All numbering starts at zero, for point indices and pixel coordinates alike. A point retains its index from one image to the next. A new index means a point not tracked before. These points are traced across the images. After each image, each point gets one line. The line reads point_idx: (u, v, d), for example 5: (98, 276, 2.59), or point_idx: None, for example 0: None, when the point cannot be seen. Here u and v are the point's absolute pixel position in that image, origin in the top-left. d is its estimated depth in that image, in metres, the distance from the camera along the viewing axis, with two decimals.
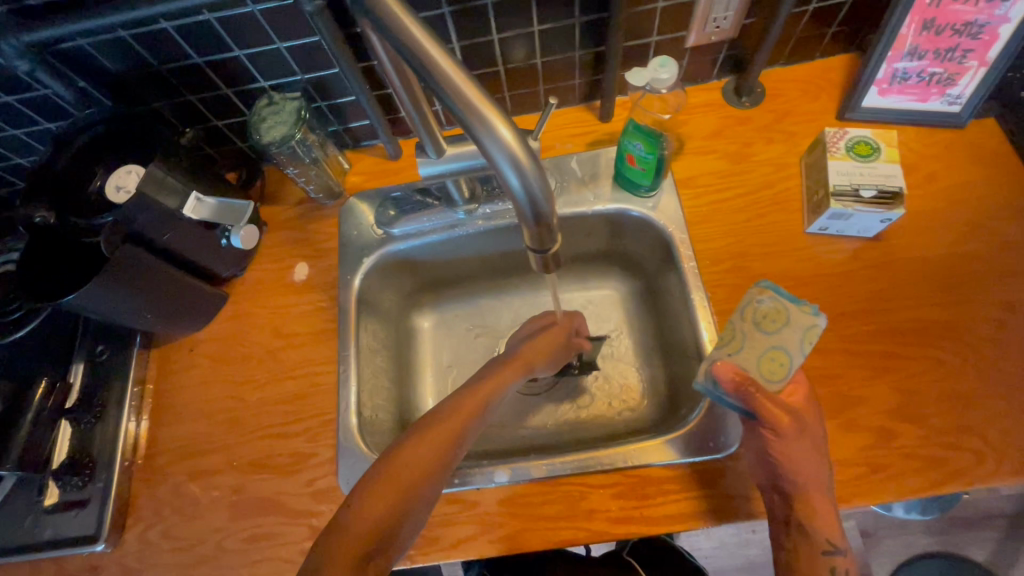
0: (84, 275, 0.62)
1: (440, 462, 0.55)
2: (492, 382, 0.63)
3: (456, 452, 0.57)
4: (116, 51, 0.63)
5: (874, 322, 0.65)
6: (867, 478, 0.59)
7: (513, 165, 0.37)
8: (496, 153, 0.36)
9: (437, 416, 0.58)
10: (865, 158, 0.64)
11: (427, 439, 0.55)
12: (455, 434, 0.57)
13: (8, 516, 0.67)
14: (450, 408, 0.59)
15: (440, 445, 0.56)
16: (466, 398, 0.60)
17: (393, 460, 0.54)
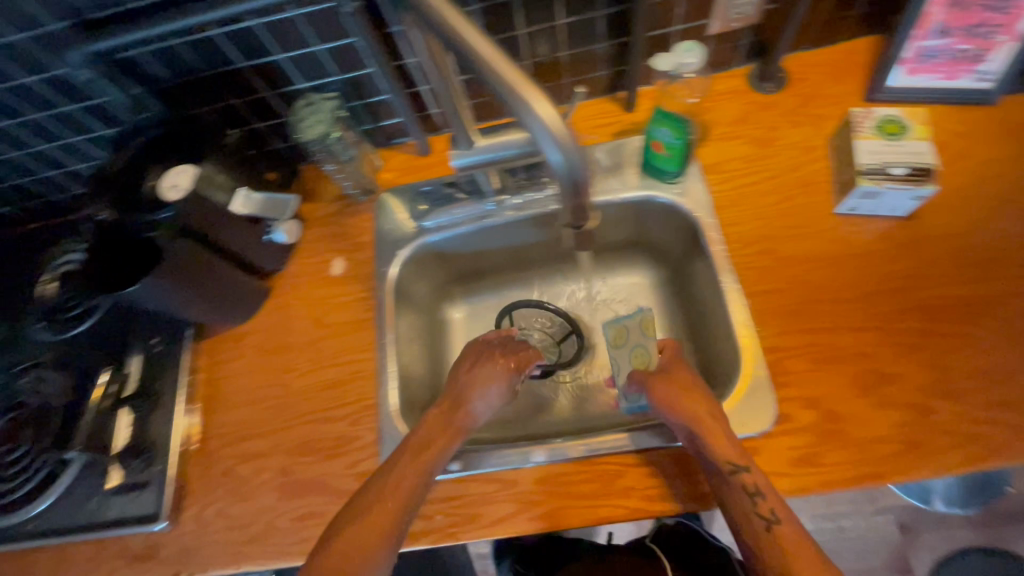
0: (147, 264, 0.66)
1: (386, 537, 0.57)
2: (432, 432, 0.65)
3: (406, 519, 0.59)
4: (168, 59, 0.68)
5: (909, 300, 0.65)
6: (906, 454, 0.59)
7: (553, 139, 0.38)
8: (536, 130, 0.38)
9: (377, 497, 0.59)
10: (894, 136, 0.64)
11: (368, 520, 0.58)
12: (400, 507, 0.59)
13: (75, 497, 0.72)
14: (389, 487, 0.60)
15: (383, 525, 0.58)
16: (411, 460, 0.62)
17: (346, 543, 0.56)
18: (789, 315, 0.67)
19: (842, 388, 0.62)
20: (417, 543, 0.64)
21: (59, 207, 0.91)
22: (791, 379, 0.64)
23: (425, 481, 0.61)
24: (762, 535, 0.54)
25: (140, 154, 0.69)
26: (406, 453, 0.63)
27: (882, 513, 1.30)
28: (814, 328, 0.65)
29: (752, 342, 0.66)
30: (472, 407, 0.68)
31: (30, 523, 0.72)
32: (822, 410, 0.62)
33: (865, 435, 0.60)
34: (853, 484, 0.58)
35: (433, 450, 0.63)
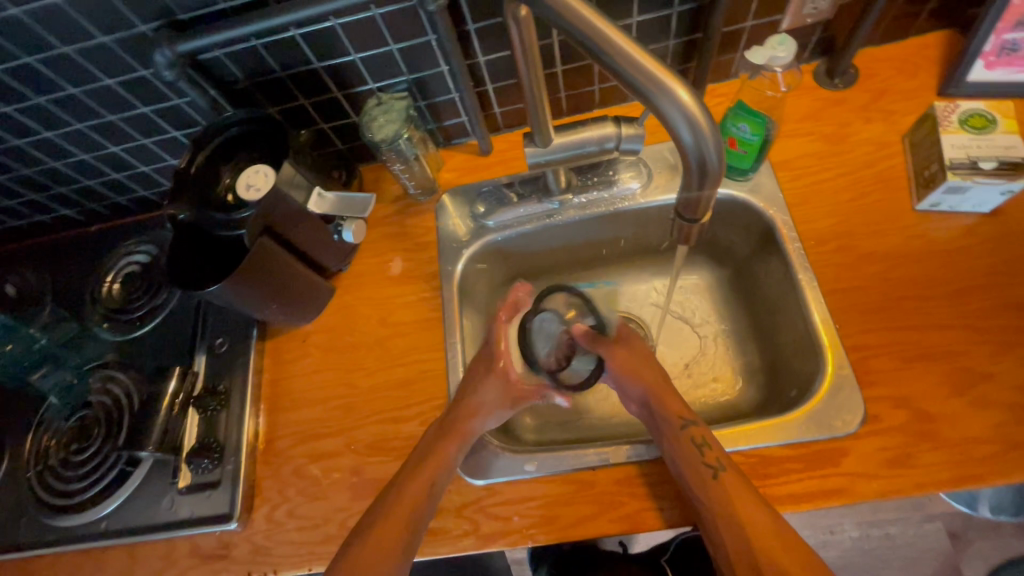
0: (229, 263, 0.67)
1: (397, 551, 0.59)
2: (447, 442, 0.65)
3: (416, 531, 0.61)
4: (244, 59, 0.69)
5: (998, 297, 0.63)
6: (1004, 456, 0.57)
7: (692, 127, 0.40)
8: (677, 119, 0.40)
9: (386, 512, 0.61)
10: (981, 130, 0.64)
11: (378, 533, 0.60)
12: (410, 518, 0.61)
13: (146, 496, 0.72)
14: (398, 502, 0.62)
15: (394, 539, 0.60)
16: (419, 473, 0.63)
17: (361, 555, 0.59)
18: (872, 312, 0.65)
19: (933, 388, 0.61)
20: (494, 544, 0.64)
21: (121, 209, 0.93)
22: (878, 378, 0.62)
23: (434, 493, 0.63)
24: (748, 554, 0.54)
25: (216, 155, 0.70)
26: (415, 464, 0.64)
27: (931, 521, 1.26)
28: (900, 327, 0.64)
29: (834, 340, 0.65)
30: (475, 420, 0.67)
31: (101, 523, 0.72)
32: (913, 410, 0.60)
33: (960, 436, 0.58)
34: (950, 485, 0.57)
35: (439, 460, 0.64)
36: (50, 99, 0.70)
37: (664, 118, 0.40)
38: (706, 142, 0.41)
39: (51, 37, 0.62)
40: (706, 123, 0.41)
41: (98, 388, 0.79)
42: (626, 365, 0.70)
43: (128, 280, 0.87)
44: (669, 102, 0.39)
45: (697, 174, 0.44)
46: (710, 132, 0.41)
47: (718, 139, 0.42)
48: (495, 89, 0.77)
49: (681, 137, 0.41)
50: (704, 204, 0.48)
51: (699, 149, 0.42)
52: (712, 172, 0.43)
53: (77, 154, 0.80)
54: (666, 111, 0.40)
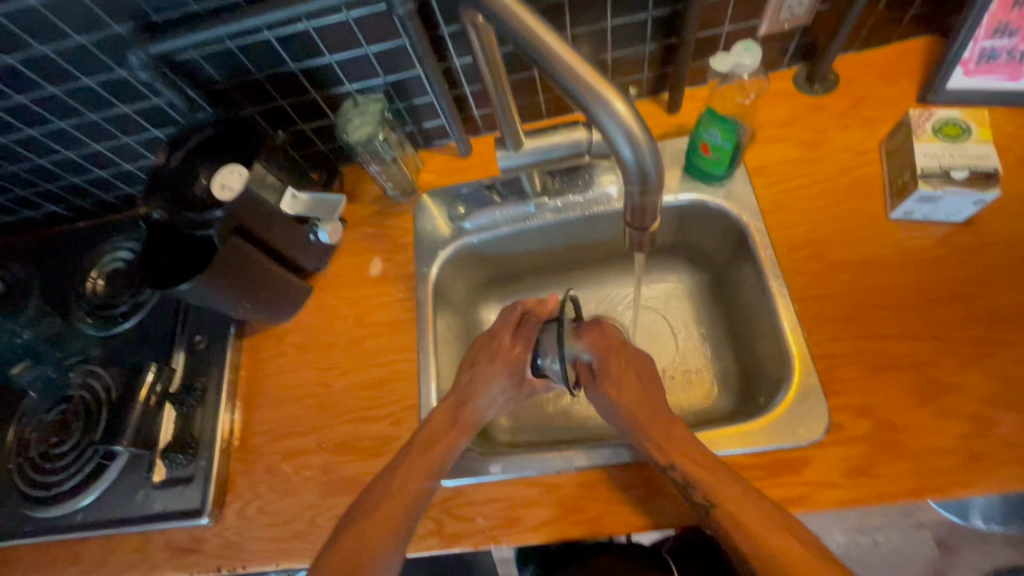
0: (201, 261, 0.67)
1: (398, 531, 0.60)
2: (450, 426, 0.67)
3: (414, 514, 0.62)
4: (221, 60, 0.70)
5: (968, 307, 0.63)
6: (966, 468, 0.57)
7: (628, 138, 0.42)
8: (613, 129, 0.42)
9: (384, 496, 0.62)
10: (954, 139, 0.63)
11: (378, 515, 0.60)
12: (409, 504, 0.61)
13: (121, 490, 0.73)
14: (395, 488, 0.62)
15: (394, 522, 0.60)
16: (419, 458, 0.64)
17: (360, 535, 0.59)
18: (842, 321, 0.65)
19: (898, 397, 0.61)
20: (458, 545, 0.64)
21: (109, 206, 0.94)
22: (844, 388, 0.62)
23: (432, 479, 0.63)
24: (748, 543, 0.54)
25: (191, 154, 0.70)
26: (416, 449, 0.65)
27: (919, 529, 1.24)
28: (868, 336, 0.64)
29: (801, 348, 0.65)
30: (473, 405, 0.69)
31: (77, 515, 0.73)
32: (877, 420, 0.60)
33: (922, 447, 0.58)
34: (911, 497, 0.57)
35: (441, 446, 0.65)
36: (31, 97, 0.71)
37: (602, 128, 0.42)
38: (643, 153, 0.43)
39: (29, 38, 0.63)
40: (642, 136, 0.43)
41: (79, 382, 0.80)
42: (630, 396, 0.67)
43: (112, 277, 0.88)
44: (605, 113, 0.41)
45: (637, 181, 0.46)
46: (647, 144, 0.43)
47: (654, 151, 0.44)
48: (472, 92, 0.78)
49: (620, 147, 0.43)
50: (649, 212, 0.50)
51: (636, 160, 0.44)
52: (651, 180, 0.46)
53: (61, 152, 0.81)
54: (604, 122, 0.42)
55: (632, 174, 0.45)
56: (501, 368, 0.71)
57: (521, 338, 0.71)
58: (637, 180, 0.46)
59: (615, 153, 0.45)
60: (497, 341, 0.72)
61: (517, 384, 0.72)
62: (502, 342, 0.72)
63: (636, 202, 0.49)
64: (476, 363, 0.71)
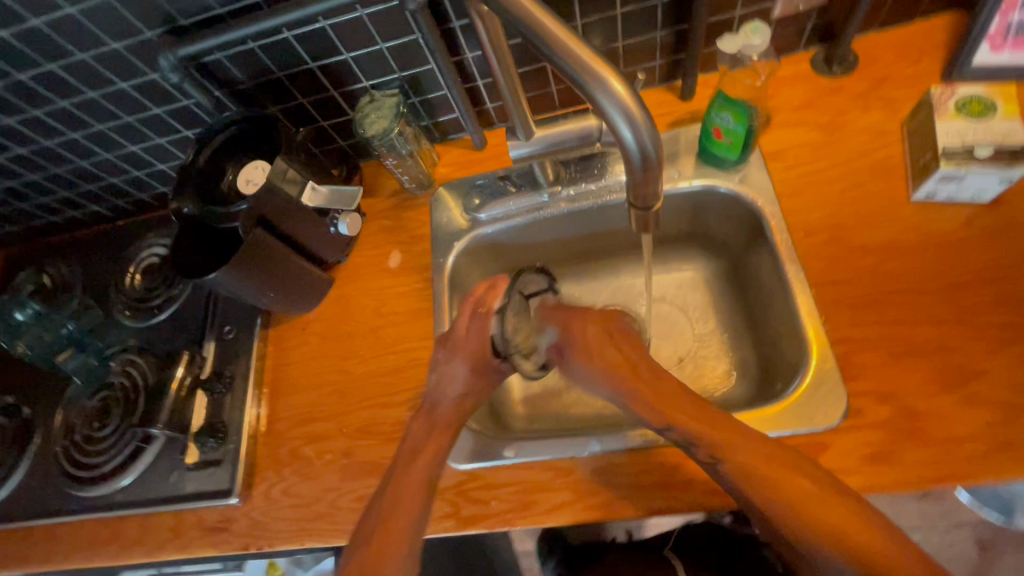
0: (227, 253, 0.72)
1: (406, 542, 0.59)
2: (434, 429, 0.67)
3: (421, 514, 0.61)
4: (244, 61, 0.73)
5: (996, 291, 0.61)
6: (993, 455, 0.55)
7: (627, 119, 0.43)
8: (612, 111, 0.43)
9: (390, 504, 0.61)
10: (978, 116, 0.61)
11: (382, 532, 0.60)
12: (415, 507, 0.61)
13: (157, 471, 0.78)
14: (398, 495, 0.62)
15: (400, 535, 0.60)
16: (408, 470, 0.64)
17: (372, 549, 0.59)
18: (862, 306, 0.64)
19: (921, 383, 0.59)
20: (473, 527, 0.65)
21: (145, 205, 0.99)
22: (863, 373, 0.61)
23: (425, 491, 0.62)
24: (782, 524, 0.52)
25: (219, 152, 0.74)
26: (402, 464, 0.64)
27: (957, 529, 1.19)
28: (889, 320, 0.62)
29: (820, 334, 0.63)
30: (448, 403, 0.68)
31: (118, 494, 0.78)
32: (898, 406, 0.59)
33: (947, 433, 0.57)
34: (933, 484, 0.55)
35: (426, 456, 0.64)
36: (71, 102, 0.76)
37: (601, 109, 0.43)
38: (642, 133, 0.44)
39: (69, 45, 0.68)
40: (641, 117, 0.43)
41: (118, 370, 0.85)
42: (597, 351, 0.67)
43: (148, 272, 0.93)
44: (603, 94, 0.42)
45: (638, 164, 0.47)
46: (646, 124, 0.44)
47: (653, 131, 0.44)
48: (485, 85, 0.79)
49: (619, 128, 0.44)
50: (652, 195, 0.50)
51: (636, 140, 0.44)
52: (651, 161, 0.46)
53: (101, 154, 0.86)
54: (603, 102, 0.43)
55: (633, 155, 0.46)
56: (462, 364, 0.69)
57: (474, 329, 0.69)
58: (639, 162, 0.47)
59: (615, 135, 0.46)
60: (456, 337, 0.69)
61: (481, 372, 0.70)
62: (458, 335, 0.69)
63: (639, 186, 0.49)
64: (440, 362, 0.69)
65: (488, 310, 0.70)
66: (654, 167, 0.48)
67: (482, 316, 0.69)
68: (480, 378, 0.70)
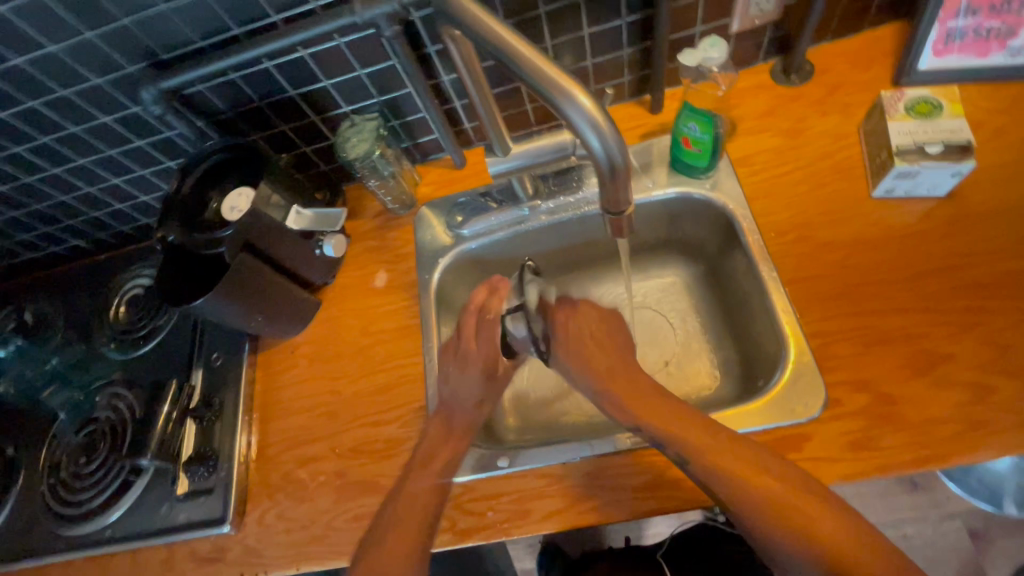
0: (211, 279, 0.72)
1: (412, 555, 0.60)
2: (448, 437, 0.68)
3: (429, 527, 0.62)
4: (226, 92, 0.75)
5: (956, 279, 0.64)
6: (965, 436, 0.57)
7: (595, 129, 0.45)
8: (580, 122, 0.45)
9: (398, 514, 0.63)
10: (927, 116, 0.65)
11: (389, 542, 0.61)
12: (423, 520, 0.62)
13: (147, 504, 0.76)
14: (405, 505, 0.63)
15: (406, 547, 0.61)
16: (421, 475, 0.65)
17: (379, 559, 0.60)
18: (833, 299, 0.66)
19: (893, 370, 0.61)
20: (470, 540, 0.65)
21: (128, 238, 0.99)
22: (839, 364, 0.63)
23: (435, 501, 0.64)
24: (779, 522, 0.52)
25: (203, 179, 0.75)
26: (414, 470, 0.66)
27: (949, 519, 1.21)
28: (859, 312, 0.65)
29: (795, 328, 0.66)
30: (462, 409, 0.70)
31: (106, 530, 0.76)
32: (873, 393, 0.61)
33: (922, 417, 0.59)
34: (911, 467, 0.57)
35: (438, 464, 0.66)
36: (53, 138, 0.77)
37: (569, 121, 0.46)
38: (609, 143, 0.46)
39: (51, 82, 0.69)
40: (608, 126, 0.45)
41: (105, 404, 0.84)
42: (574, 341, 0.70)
43: (132, 303, 0.93)
44: (570, 106, 0.44)
45: (608, 174, 0.49)
46: (613, 134, 0.46)
47: (620, 140, 0.47)
48: (462, 106, 0.82)
49: (587, 138, 0.46)
50: (623, 200, 0.53)
51: (604, 149, 0.47)
52: (620, 169, 0.48)
53: (83, 188, 0.87)
54: (571, 115, 0.45)
55: (602, 163, 0.48)
56: (475, 371, 0.71)
57: (484, 337, 0.71)
58: (608, 169, 0.49)
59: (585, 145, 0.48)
60: (463, 346, 0.71)
61: (491, 377, 0.72)
62: (467, 342, 0.71)
63: (610, 192, 0.51)
64: (451, 370, 0.71)
65: (495, 316, 0.71)
66: (622, 174, 0.50)
67: (489, 322, 0.70)
68: (492, 386, 0.73)
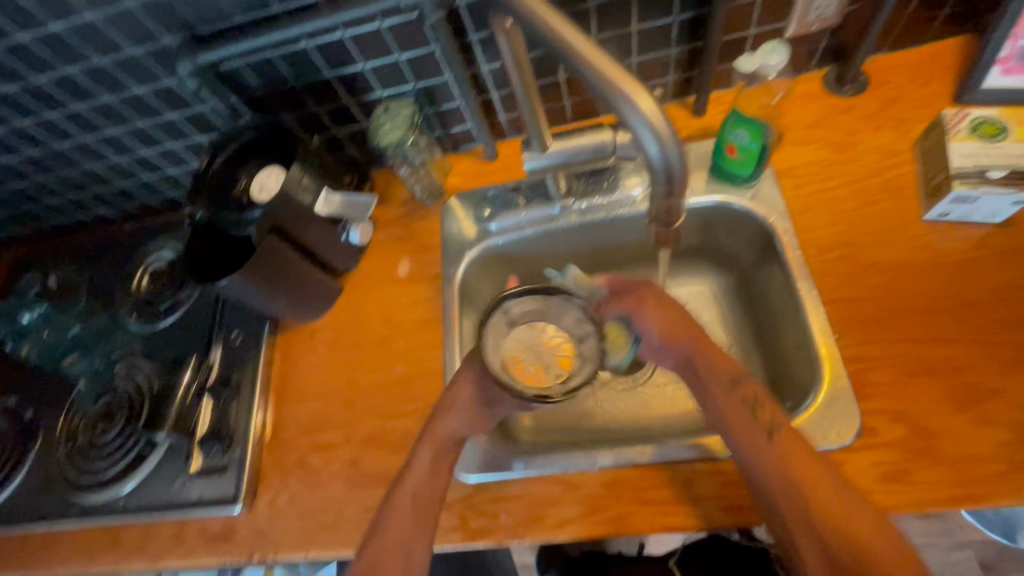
0: (239, 258, 0.72)
1: (398, 564, 0.59)
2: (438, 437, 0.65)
3: (420, 538, 0.60)
4: (262, 69, 0.74)
5: (1008, 311, 0.61)
6: (1007, 476, 0.55)
7: (655, 135, 0.43)
8: (639, 126, 0.43)
9: (384, 525, 0.61)
10: (991, 138, 0.62)
11: (373, 553, 0.60)
12: (408, 529, 0.60)
13: (161, 478, 0.77)
14: (394, 512, 0.61)
15: (392, 556, 0.59)
16: (406, 482, 0.63)
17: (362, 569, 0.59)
18: (875, 324, 0.64)
19: (934, 402, 0.59)
20: (481, 541, 0.65)
21: (153, 209, 0.99)
22: (875, 391, 0.61)
23: (419, 509, 0.61)
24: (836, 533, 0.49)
25: (234, 159, 0.74)
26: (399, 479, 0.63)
27: (960, 548, 1.18)
28: (901, 339, 0.62)
29: (832, 351, 0.63)
30: (453, 407, 0.66)
31: (120, 500, 0.77)
32: (911, 425, 0.59)
33: (962, 453, 0.57)
34: (946, 505, 0.55)
35: (421, 468, 0.63)
36: (87, 105, 0.76)
37: (626, 123, 0.43)
38: (667, 150, 0.44)
39: (88, 50, 0.68)
40: (668, 132, 0.43)
41: (123, 374, 0.85)
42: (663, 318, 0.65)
43: (153, 276, 0.93)
44: (631, 111, 0.42)
45: (663, 179, 0.47)
46: (672, 140, 0.44)
47: (679, 147, 0.45)
48: (499, 97, 0.79)
49: (645, 143, 0.44)
50: (675, 208, 0.51)
51: (663, 156, 0.45)
52: (676, 177, 0.46)
53: (112, 158, 0.86)
54: (630, 119, 0.43)
55: (658, 169, 0.46)
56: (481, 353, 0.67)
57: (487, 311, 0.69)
58: (662, 176, 0.47)
59: (640, 150, 0.46)
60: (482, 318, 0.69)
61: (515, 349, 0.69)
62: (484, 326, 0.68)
63: (661, 198, 0.49)
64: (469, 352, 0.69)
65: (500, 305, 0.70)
66: (678, 182, 0.48)
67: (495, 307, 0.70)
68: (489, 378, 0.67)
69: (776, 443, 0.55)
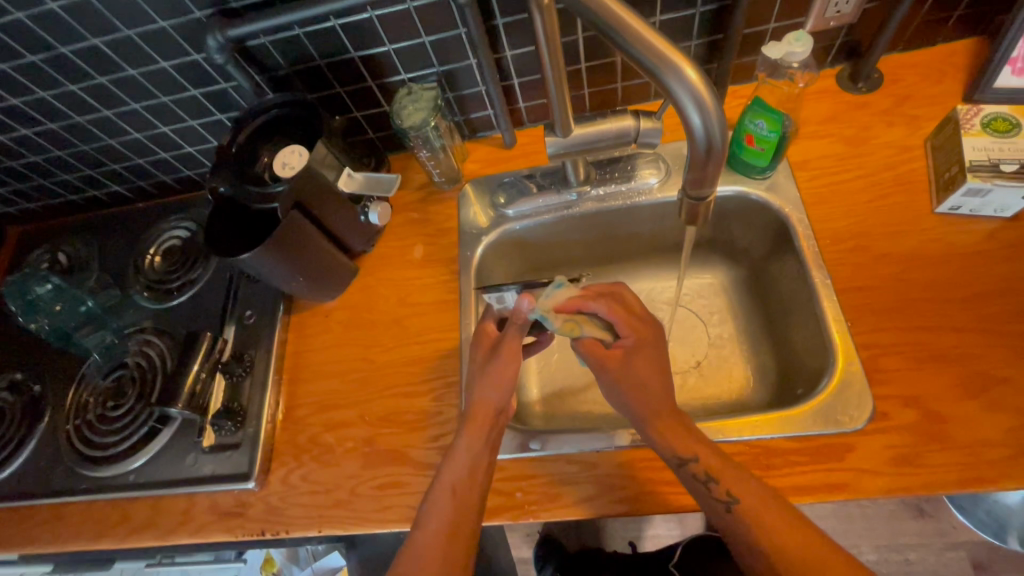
0: (261, 233, 0.72)
1: (447, 546, 0.57)
2: (480, 424, 0.64)
3: (469, 523, 0.59)
4: (288, 48, 0.74)
5: (1017, 302, 0.63)
6: (1015, 461, 0.56)
7: (699, 105, 0.44)
8: (683, 96, 0.44)
9: (432, 509, 0.59)
10: (1003, 133, 0.64)
11: (419, 537, 0.58)
12: (457, 511, 0.59)
13: (172, 453, 0.77)
14: (442, 494, 0.60)
15: (441, 539, 0.57)
16: (451, 465, 0.62)
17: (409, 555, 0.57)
18: (888, 312, 0.65)
19: (944, 389, 0.60)
20: (497, 518, 0.65)
21: (167, 188, 0.99)
22: (887, 377, 0.62)
23: (468, 492, 0.60)
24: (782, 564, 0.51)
25: (256, 136, 0.75)
26: (445, 462, 0.62)
27: (953, 549, 1.19)
28: (913, 327, 0.64)
29: (845, 337, 0.65)
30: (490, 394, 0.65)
31: (130, 475, 0.76)
32: (922, 410, 0.60)
33: (971, 438, 0.58)
34: (956, 487, 0.56)
35: (467, 449, 0.62)
36: (110, 78, 0.76)
37: (672, 94, 0.45)
38: (711, 121, 0.45)
39: (117, 22, 0.68)
40: (712, 102, 0.45)
41: (135, 351, 0.84)
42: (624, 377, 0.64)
43: (166, 255, 0.93)
44: (676, 80, 0.44)
45: (702, 151, 0.48)
46: (715, 110, 0.45)
47: (721, 117, 0.46)
48: (520, 84, 0.81)
49: (688, 114, 0.45)
50: (710, 181, 0.52)
51: (704, 126, 0.46)
52: (716, 148, 0.47)
53: (131, 134, 0.86)
54: (674, 88, 0.44)
55: (699, 140, 0.47)
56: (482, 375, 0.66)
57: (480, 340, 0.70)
58: (701, 148, 0.48)
59: (681, 122, 0.47)
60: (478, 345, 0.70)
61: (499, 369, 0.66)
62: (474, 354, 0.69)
63: (699, 170, 0.50)
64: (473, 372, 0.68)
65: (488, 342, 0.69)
66: (716, 154, 0.49)
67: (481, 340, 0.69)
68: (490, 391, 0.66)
69: (733, 509, 0.55)
